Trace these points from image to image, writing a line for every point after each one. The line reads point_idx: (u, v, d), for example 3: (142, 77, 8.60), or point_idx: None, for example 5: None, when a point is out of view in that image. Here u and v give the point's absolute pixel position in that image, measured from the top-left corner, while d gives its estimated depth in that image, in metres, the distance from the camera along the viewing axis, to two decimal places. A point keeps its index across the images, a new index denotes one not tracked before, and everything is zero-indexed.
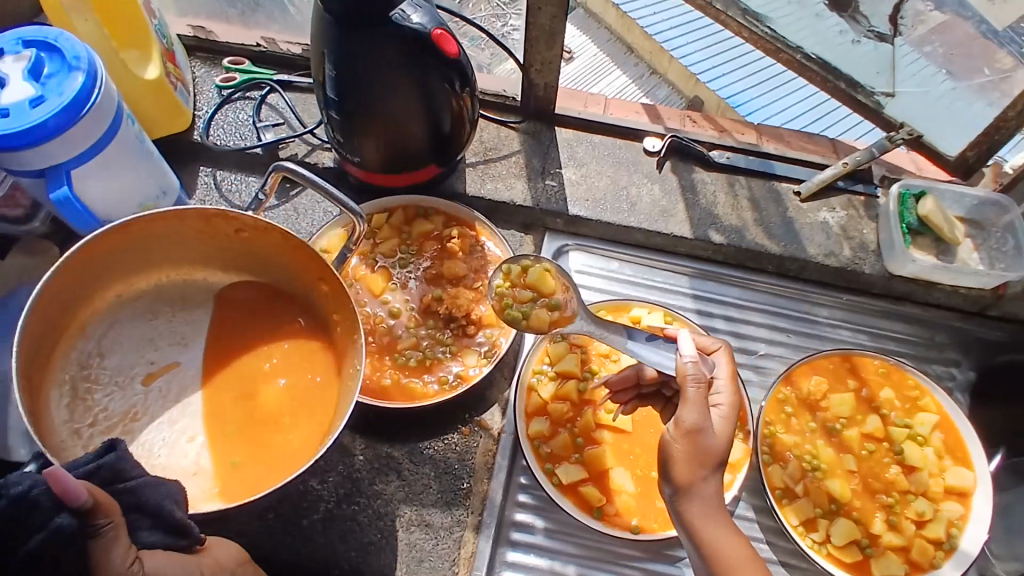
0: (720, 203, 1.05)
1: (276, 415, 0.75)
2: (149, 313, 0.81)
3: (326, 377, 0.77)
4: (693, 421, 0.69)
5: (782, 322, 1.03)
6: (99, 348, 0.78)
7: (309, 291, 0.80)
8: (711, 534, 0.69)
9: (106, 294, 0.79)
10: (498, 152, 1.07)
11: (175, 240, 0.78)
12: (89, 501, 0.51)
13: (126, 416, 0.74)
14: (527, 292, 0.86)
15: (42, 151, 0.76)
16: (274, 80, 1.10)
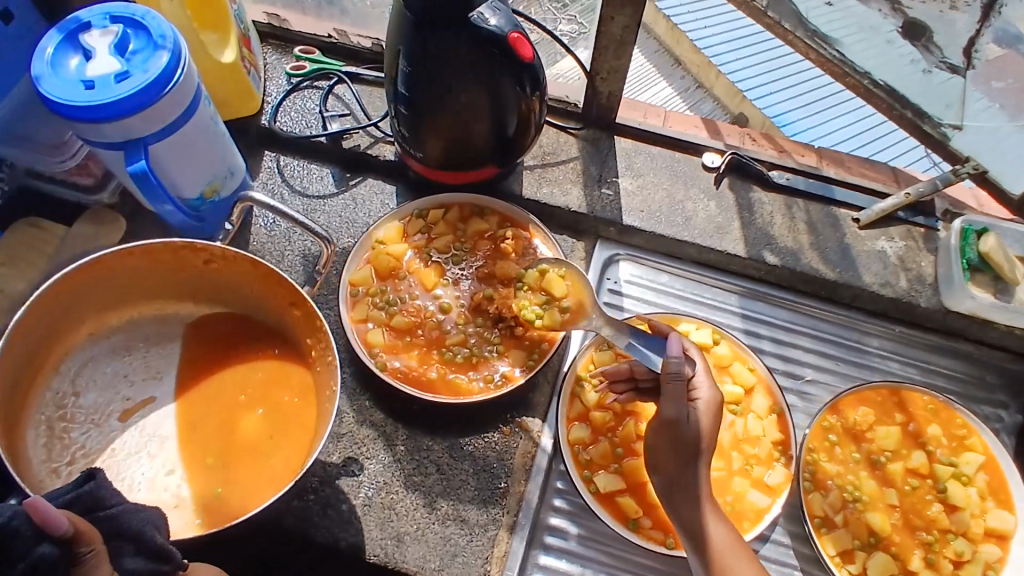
0: (777, 224, 1.04)
1: (252, 445, 0.79)
2: (125, 350, 0.85)
3: (298, 401, 0.81)
4: (670, 414, 0.78)
5: (831, 349, 1.01)
6: (74, 387, 0.81)
7: (279, 320, 0.84)
8: (700, 521, 0.77)
9: (80, 334, 0.83)
10: (556, 157, 1.07)
11: (145, 274, 0.83)
12: (70, 531, 0.52)
13: (103, 453, 0.78)
14: (542, 295, 0.93)
15: (124, 125, 0.79)
16: (343, 72, 1.13)
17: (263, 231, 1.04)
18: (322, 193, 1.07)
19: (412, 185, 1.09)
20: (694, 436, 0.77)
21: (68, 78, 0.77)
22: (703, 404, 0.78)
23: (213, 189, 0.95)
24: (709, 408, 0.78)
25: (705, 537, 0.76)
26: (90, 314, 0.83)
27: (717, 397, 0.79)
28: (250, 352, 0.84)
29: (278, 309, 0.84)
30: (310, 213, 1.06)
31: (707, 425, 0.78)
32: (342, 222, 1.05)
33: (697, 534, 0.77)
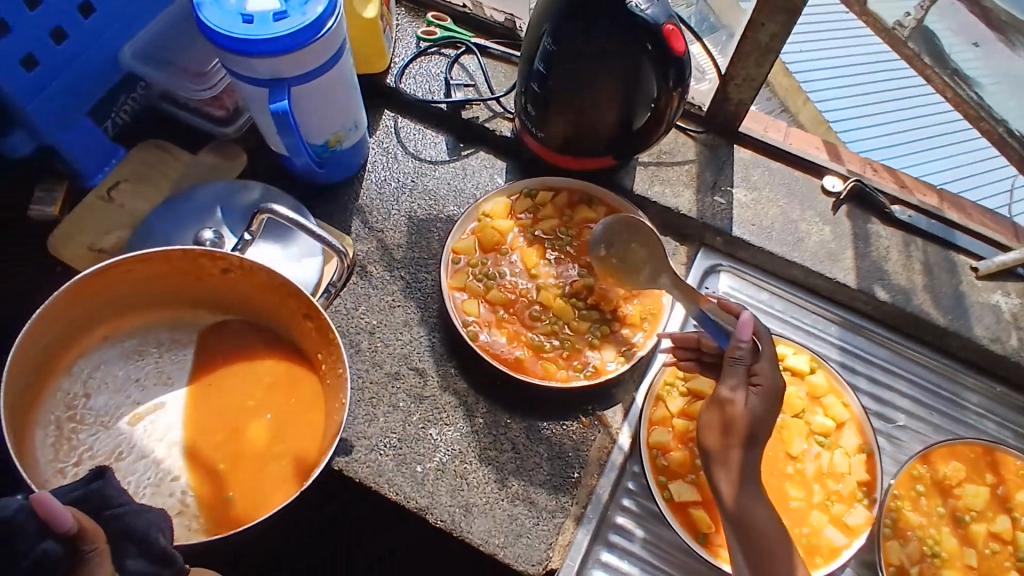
0: (892, 259, 1.01)
1: (260, 452, 0.81)
2: (134, 357, 0.86)
3: (304, 409, 0.84)
4: (727, 396, 0.76)
5: (928, 397, 0.97)
6: (84, 390, 0.83)
7: (289, 327, 0.87)
8: (745, 507, 0.76)
9: (91, 338, 0.85)
10: (672, 157, 1.05)
11: (162, 279, 0.85)
12: (73, 528, 0.53)
13: (111, 455, 0.80)
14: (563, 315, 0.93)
15: (274, 63, 0.81)
16: (471, 43, 1.14)
17: (373, 188, 1.06)
18: (435, 158, 1.08)
19: (523, 164, 1.09)
20: (750, 422, 0.75)
21: (228, 10, 0.79)
22: (764, 389, 0.76)
23: (337, 138, 0.97)
24: (770, 395, 0.76)
25: (748, 524, 0.75)
26: (102, 319, 0.85)
27: (779, 385, 0.77)
28: (253, 357, 0.87)
29: (291, 322, 0.87)
30: (420, 176, 1.07)
31: (765, 414, 0.76)
32: (450, 190, 1.06)
33: (740, 519, 0.76)
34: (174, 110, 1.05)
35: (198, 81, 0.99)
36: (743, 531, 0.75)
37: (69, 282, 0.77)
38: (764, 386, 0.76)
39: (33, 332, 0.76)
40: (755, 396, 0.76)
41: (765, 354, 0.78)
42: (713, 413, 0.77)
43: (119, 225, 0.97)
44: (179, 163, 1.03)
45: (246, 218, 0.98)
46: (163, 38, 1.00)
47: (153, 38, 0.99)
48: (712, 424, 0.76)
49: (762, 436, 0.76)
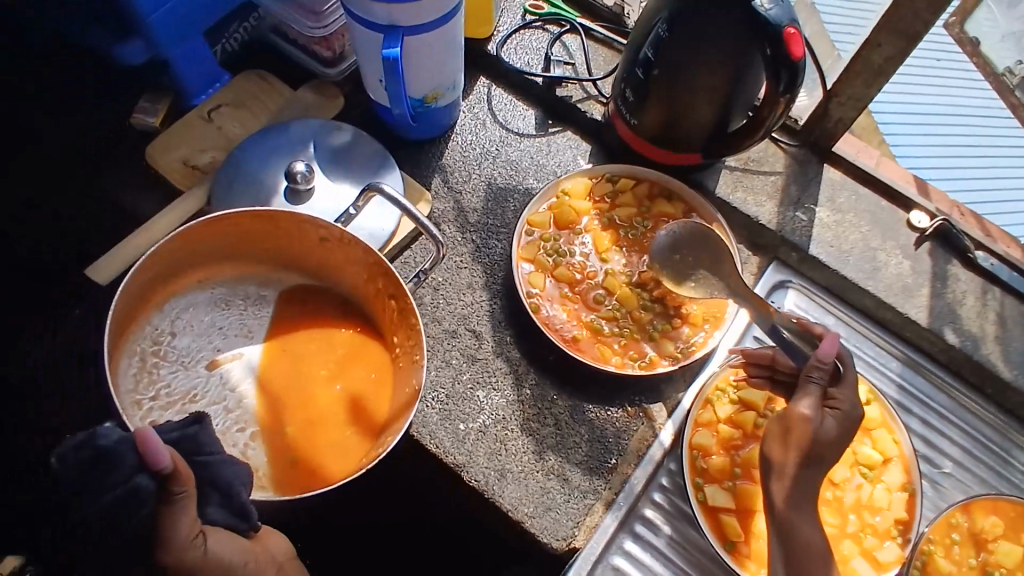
0: (967, 305, 0.98)
1: (327, 418, 0.84)
2: (220, 306, 0.89)
3: (374, 383, 0.86)
4: (804, 410, 0.76)
5: (980, 449, 0.95)
6: (171, 328, 0.87)
7: (372, 301, 0.89)
8: (792, 521, 0.75)
9: (187, 280, 0.88)
10: (759, 166, 1.04)
11: (261, 237, 0.89)
12: (170, 468, 0.58)
13: (186, 396, 0.83)
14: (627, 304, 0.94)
15: (392, 9, 0.85)
16: (577, 22, 1.14)
17: (458, 150, 1.07)
18: (522, 131, 1.10)
19: (608, 149, 1.09)
20: (820, 437, 0.75)
21: None
22: (844, 411, 0.77)
23: (434, 96, 0.99)
24: (850, 421, 0.77)
25: (793, 537, 0.75)
26: (199, 265, 0.89)
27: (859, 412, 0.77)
28: (333, 326, 0.90)
29: (373, 300, 0.89)
30: (505, 145, 1.08)
31: (838, 437, 0.76)
32: (532, 163, 1.07)
33: (786, 531, 0.75)
34: (283, 44, 1.09)
35: (314, 19, 1.00)
36: (789, 545, 0.75)
37: (182, 227, 0.82)
38: (842, 408, 0.77)
39: (141, 268, 0.80)
40: (831, 416, 0.76)
41: (847, 378, 0.79)
42: (782, 422, 0.77)
43: (215, 145, 1.02)
44: (278, 95, 1.06)
45: (334, 157, 1.00)
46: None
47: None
48: (779, 434, 0.77)
49: (831, 457, 0.76)
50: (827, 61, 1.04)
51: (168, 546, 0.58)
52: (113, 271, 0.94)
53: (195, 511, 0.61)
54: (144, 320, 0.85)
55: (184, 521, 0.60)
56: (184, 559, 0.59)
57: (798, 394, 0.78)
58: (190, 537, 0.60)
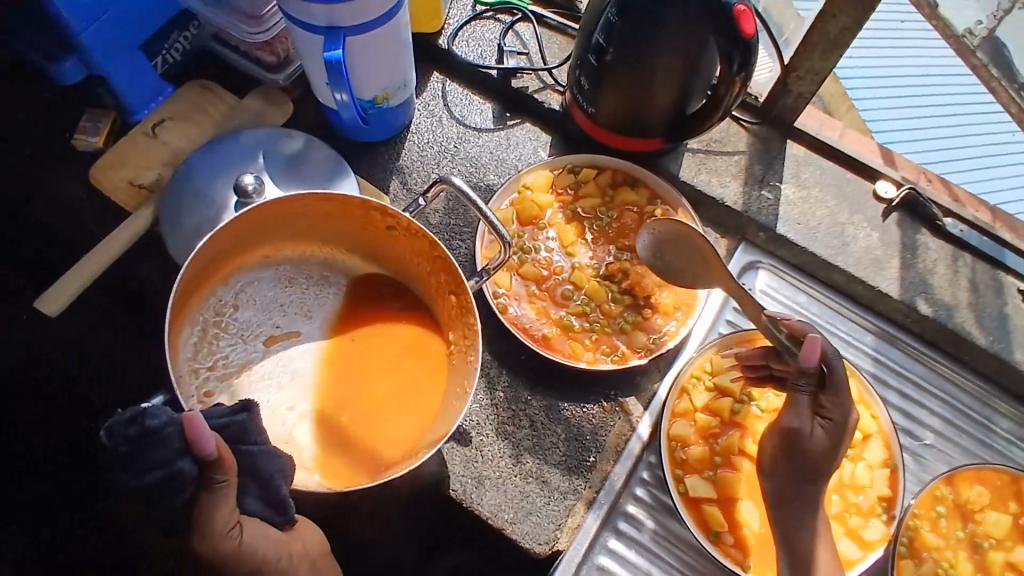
0: (938, 274, 0.96)
1: (382, 407, 0.81)
2: (283, 283, 0.87)
3: (430, 380, 0.82)
4: (791, 423, 0.78)
5: (959, 418, 0.94)
6: (234, 301, 0.84)
7: (435, 293, 0.85)
8: (793, 533, 0.78)
9: (253, 254, 0.86)
10: (721, 147, 1.02)
11: (331, 219, 0.85)
12: (214, 456, 0.56)
13: (242, 369, 0.81)
14: (595, 297, 0.92)
15: (331, 11, 0.81)
16: (528, 10, 1.11)
17: (415, 150, 1.05)
18: (479, 125, 1.07)
19: (569, 139, 1.06)
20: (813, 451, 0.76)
21: None
22: (833, 419, 0.76)
23: (385, 96, 0.97)
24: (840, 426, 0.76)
25: (795, 548, 0.77)
26: (267, 241, 0.86)
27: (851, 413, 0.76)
28: (396, 315, 0.86)
29: (436, 293, 0.85)
30: (463, 142, 1.05)
31: (831, 449, 0.76)
32: (492, 159, 1.04)
33: (789, 541, 0.78)
34: (225, 52, 1.04)
35: (254, 25, 0.96)
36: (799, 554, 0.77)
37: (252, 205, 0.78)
38: (833, 416, 0.76)
39: (214, 238, 0.77)
40: (821, 427, 0.76)
41: (835, 380, 0.76)
42: (778, 439, 0.79)
43: (161, 161, 0.98)
44: (222, 104, 1.02)
45: (286, 166, 0.97)
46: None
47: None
48: (778, 451, 0.79)
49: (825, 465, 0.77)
50: (792, 25, 1.01)
51: (205, 532, 0.57)
52: (64, 300, 0.91)
53: (234, 501, 0.59)
54: (213, 286, 0.83)
55: (221, 511, 0.58)
56: (217, 549, 0.57)
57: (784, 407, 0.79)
58: (227, 529, 0.58)
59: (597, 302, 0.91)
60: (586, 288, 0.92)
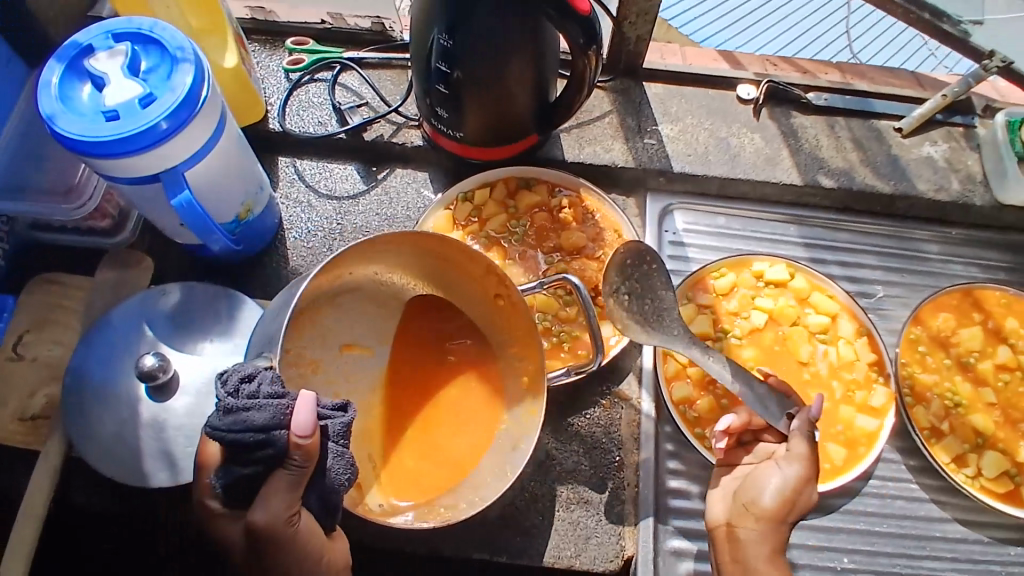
0: (824, 146, 1.01)
1: (437, 439, 0.79)
2: (368, 304, 0.82)
3: (490, 434, 0.79)
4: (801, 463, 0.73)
5: (895, 262, 1.00)
6: (330, 302, 0.79)
7: (510, 359, 0.81)
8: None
9: (366, 269, 0.80)
10: (590, 115, 1.01)
11: (449, 263, 0.80)
12: (303, 442, 0.59)
13: (309, 366, 0.76)
14: (544, 312, 0.90)
15: (158, 155, 0.73)
16: (345, 58, 1.04)
17: (300, 246, 0.97)
18: (352, 192, 1.01)
19: (444, 168, 1.03)
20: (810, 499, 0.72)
21: (84, 111, 0.70)
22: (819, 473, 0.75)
23: (247, 209, 0.89)
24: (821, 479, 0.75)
25: None
26: (381, 261, 0.80)
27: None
28: (460, 361, 0.82)
29: (516, 347, 0.81)
30: (345, 216, 0.99)
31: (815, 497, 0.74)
32: (381, 219, 0.99)
33: None
34: (54, 235, 0.92)
35: (72, 197, 0.87)
36: None
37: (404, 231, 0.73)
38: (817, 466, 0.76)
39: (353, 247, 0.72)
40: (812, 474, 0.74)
41: None
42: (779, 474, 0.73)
43: (42, 381, 0.88)
44: (79, 291, 0.92)
45: (177, 324, 0.87)
46: (21, 149, 0.88)
47: (16, 147, 0.88)
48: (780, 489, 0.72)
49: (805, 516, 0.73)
50: None
51: (268, 507, 0.59)
52: None
53: (298, 495, 0.61)
54: (324, 283, 0.78)
55: (282, 496, 0.60)
56: (275, 530, 0.59)
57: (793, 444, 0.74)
58: (286, 517, 0.60)
59: (555, 313, 0.90)
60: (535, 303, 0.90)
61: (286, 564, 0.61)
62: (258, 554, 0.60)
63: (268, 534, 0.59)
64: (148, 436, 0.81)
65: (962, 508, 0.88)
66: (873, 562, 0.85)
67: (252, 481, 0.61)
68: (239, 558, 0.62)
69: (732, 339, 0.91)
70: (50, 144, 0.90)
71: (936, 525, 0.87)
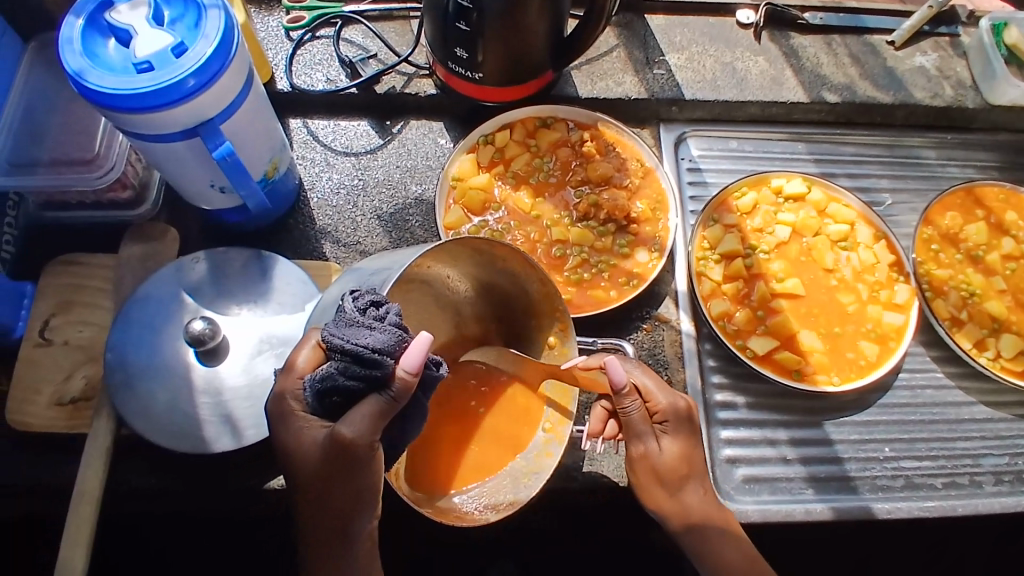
0: (824, 63, 1.05)
1: (469, 433, 0.77)
2: (431, 305, 0.78)
3: (507, 454, 0.77)
4: (639, 448, 0.67)
5: (899, 169, 1.05)
6: (409, 289, 0.74)
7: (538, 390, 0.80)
8: (713, 553, 0.69)
9: (454, 268, 0.77)
10: (597, 51, 1.03)
11: (509, 297, 0.79)
12: (405, 377, 0.56)
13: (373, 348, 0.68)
14: (576, 247, 0.92)
15: (195, 106, 0.70)
16: (346, 12, 1.02)
17: (324, 205, 0.95)
18: (369, 147, 1.00)
19: (457, 116, 1.03)
20: (675, 461, 0.67)
21: (116, 67, 0.68)
22: (673, 422, 0.68)
23: (274, 166, 0.86)
24: (682, 425, 0.68)
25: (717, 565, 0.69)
26: (462, 268, 0.77)
27: (687, 413, 0.69)
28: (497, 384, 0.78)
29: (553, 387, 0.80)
30: (365, 171, 0.98)
31: (683, 450, 0.68)
32: (402, 171, 0.99)
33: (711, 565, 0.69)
34: (73, 213, 0.89)
35: (90, 167, 0.83)
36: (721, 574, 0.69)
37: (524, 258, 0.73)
38: (670, 419, 0.68)
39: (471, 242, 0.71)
40: (667, 435, 0.68)
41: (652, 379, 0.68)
42: (636, 468, 0.68)
43: (78, 363, 0.83)
44: (104, 270, 0.89)
45: (208, 294, 0.84)
46: (27, 124, 0.86)
47: (19, 124, 0.85)
48: (643, 479, 0.68)
49: (695, 467, 0.69)
50: None
51: (355, 425, 0.57)
52: None
53: (383, 425, 0.58)
54: (409, 270, 0.72)
55: (370, 418, 0.57)
56: (357, 449, 0.57)
57: (626, 432, 0.68)
58: (369, 443, 0.57)
59: (594, 244, 0.92)
60: (569, 241, 0.92)
61: (360, 485, 0.60)
62: (332, 467, 0.58)
63: (349, 449, 0.57)
64: (201, 401, 0.79)
65: (985, 391, 0.94)
66: (912, 448, 0.90)
67: (345, 394, 0.58)
68: (307, 462, 0.60)
69: (760, 255, 0.95)
70: (57, 115, 0.86)
71: (964, 409, 0.93)
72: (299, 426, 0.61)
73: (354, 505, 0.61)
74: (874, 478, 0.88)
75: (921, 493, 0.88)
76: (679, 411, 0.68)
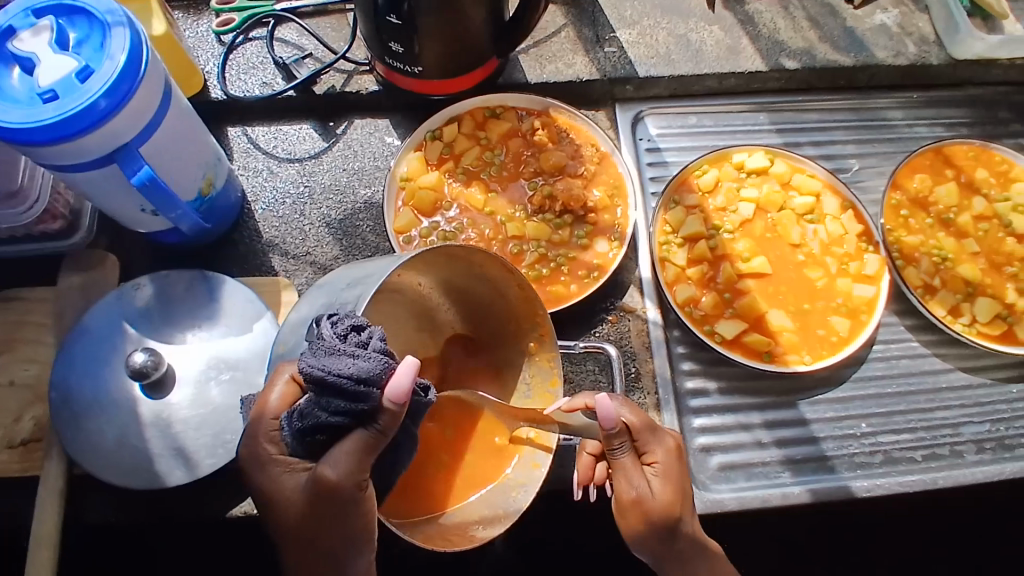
0: (782, 28, 1.01)
1: (455, 452, 0.73)
2: (404, 313, 0.75)
3: (494, 468, 0.74)
4: (631, 494, 0.63)
5: (865, 133, 1.01)
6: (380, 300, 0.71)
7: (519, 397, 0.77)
8: None
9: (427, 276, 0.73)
10: (544, 33, 0.99)
11: (480, 304, 0.76)
12: (391, 408, 0.52)
13: None
14: (531, 242, 0.89)
15: (108, 131, 0.66)
16: (278, 10, 0.97)
17: (270, 216, 0.92)
18: (313, 152, 0.96)
19: (404, 111, 0.99)
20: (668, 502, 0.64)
21: (19, 97, 0.64)
22: (661, 460, 0.66)
23: (209, 183, 0.82)
24: (671, 464, 0.66)
25: None
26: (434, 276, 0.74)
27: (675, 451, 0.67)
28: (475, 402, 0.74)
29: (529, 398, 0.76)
30: (311, 177, 0.94)
31: (676, 490, 0.65)
32: (350, 174, 0.95)
33: None
34: (6, 247, 0.85)
35: (16, 200, 0.80)
36: None
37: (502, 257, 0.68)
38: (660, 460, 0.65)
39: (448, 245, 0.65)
40: (656, 478, 0.65)
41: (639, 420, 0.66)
42: (626, 515, 0.64)
43: (25, 404, 0.81)
44: (44, 304, 0.85)
45: (157, 318, 0.81)
46: None
47: None
48: (633, 526, 0.64)
49: (687, 506, 0.65)
50: None
51: (340, 465, 0.54)
52: None
53: (371, 459, 0.54)
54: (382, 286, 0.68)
55: (356, 455, 0.54)
56: (342, 491, 0.54)
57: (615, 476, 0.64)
58: (357, 484, 0.54)
59: (550, 239, 0.89)
60: (524, 236, 0.89)
61: (348, 528, 0.56)
62: (318, 512, 0.55)
63: (334, 492, 0.54)
64: (152, 435, 0.76)
65: (962, 356, 0.92)
66: (889, 422, 0.88)
67: (329, 432, 0.54)
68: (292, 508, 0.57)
69: (724, 235, 0.92)
70: None
71: (941, 377, 0.91)
72: (277, 473, 0.57)
73: (343, 549, 0.58)
74: (851, 456, 0.87)
75: (900, 468, 0.87)
76: (667, 448, 0.66)
